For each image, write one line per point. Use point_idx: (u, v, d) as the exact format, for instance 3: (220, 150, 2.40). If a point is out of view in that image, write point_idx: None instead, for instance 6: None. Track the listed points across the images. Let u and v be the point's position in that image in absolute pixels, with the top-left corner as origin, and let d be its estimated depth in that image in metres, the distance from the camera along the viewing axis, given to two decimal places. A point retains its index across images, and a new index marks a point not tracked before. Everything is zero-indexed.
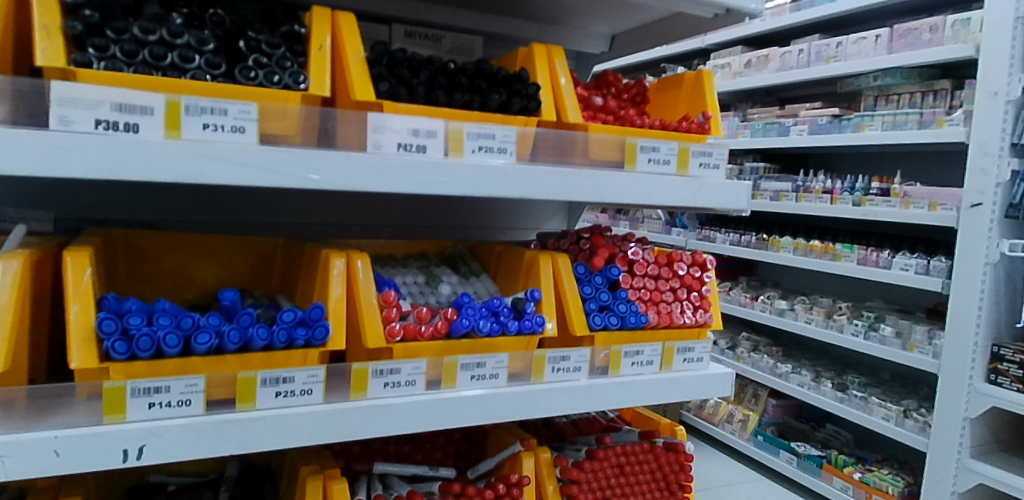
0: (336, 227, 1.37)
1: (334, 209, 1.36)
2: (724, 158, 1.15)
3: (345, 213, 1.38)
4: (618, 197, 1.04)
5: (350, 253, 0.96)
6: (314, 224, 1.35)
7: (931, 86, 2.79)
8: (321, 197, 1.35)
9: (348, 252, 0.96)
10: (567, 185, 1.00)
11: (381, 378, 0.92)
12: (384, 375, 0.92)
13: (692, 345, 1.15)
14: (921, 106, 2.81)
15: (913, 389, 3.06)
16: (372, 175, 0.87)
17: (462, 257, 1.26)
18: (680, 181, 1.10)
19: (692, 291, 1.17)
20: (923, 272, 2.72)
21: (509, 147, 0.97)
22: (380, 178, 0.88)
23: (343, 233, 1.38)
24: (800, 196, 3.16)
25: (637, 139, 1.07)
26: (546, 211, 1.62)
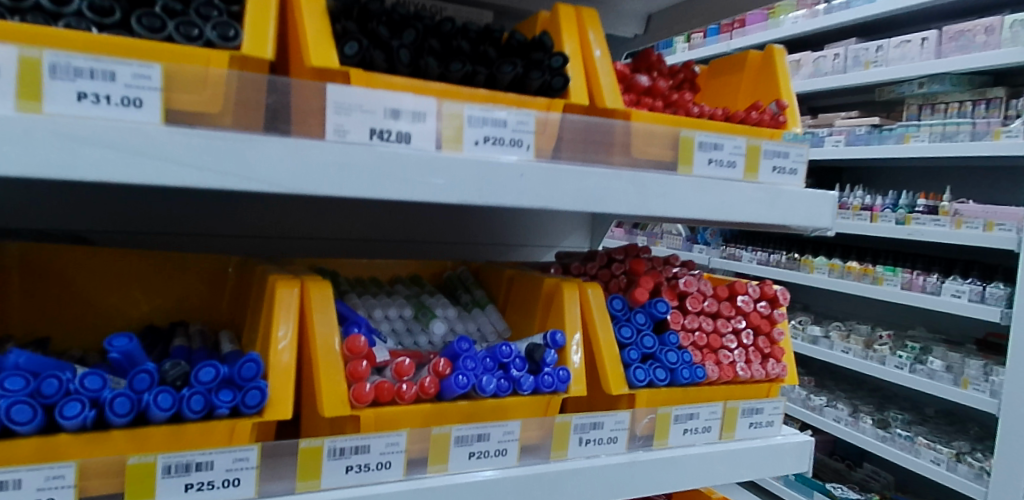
0: (309, 242, 1.12)
1: (307, 219, 1.11)
2: (802, 161, 0.89)
3: (322, 225, 1.13)
4: (670, 211, 0.77)
5: (306, 281, 0.70)
6: (282, 239, 1.10)
7: (983, 94, 2.51)
8: (292, 206, 1.09)
9: (303, 281, 0.70)
10: (604, 193, 0.74)
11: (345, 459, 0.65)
12: (349, 455, 0.65)
13: (759, 406, 0.89)
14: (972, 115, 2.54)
15: (962, 428, 2.77)
16: (331, 173, 0.61)
17: (464, 282, 0.99)
18: (750, 189, 0.83)
19: (759, 334, 0.90)
20: (978, 299, 2.45)
21: (526, 140, 0.71)
22: (344, 177, 0.61)
23: (319, 250, 1.13)
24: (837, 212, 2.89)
25: (695, 132, 0.81)
26: (566, 225, 1.36)
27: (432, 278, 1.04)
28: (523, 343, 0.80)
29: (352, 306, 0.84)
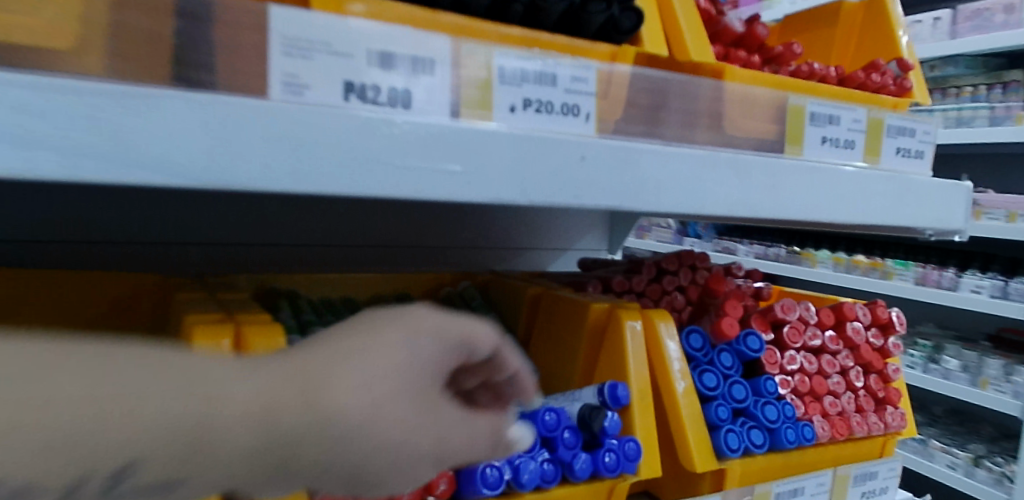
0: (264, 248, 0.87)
1: (255, 221, 0.86)
2: (929, 141, 0.66)
3: (275, 228, 0.88)
4: (780, 211, 0.53)
5: (243, 327, 0.46)
6: (228, 246, 0.85)
7: (999, 77, 2.27)
8: (233, 203, 0.84)
9: (239, 325, 0.46)
10: (696, 185, 0.49)
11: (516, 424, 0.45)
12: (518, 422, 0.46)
13: (872, 469, 0.66)
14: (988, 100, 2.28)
15: (974, 428, 2.60)
16: (265, 149, 0.35)
17: (469, 302, 0.75)
18: (876, 177, 0.60)
19: (869, 373, 0.68)
20: (999, 295, 2.26)
21: (584, 106, 0.47)
22: (294, 159, 0.36)
23: (272, 259, 0.89)
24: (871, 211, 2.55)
25: (805, 100, 0.58)
26: (579, 223, 1.12)
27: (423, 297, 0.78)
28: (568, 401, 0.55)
29: None
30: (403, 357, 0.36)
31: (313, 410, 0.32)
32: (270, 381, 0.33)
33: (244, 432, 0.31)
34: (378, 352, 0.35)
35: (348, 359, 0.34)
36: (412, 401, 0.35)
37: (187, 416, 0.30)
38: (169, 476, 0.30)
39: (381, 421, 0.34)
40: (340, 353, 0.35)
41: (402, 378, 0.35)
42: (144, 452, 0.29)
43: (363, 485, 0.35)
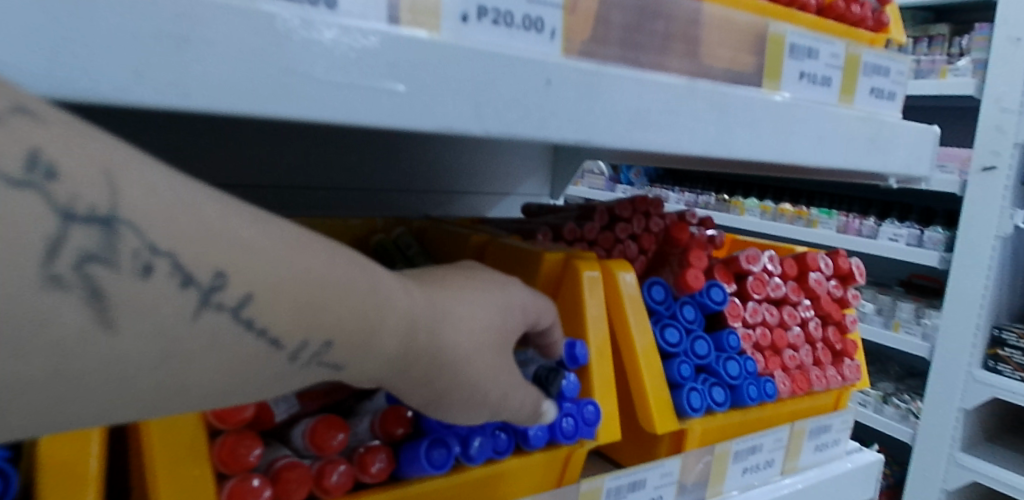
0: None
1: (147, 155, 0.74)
2: (902, 82, 0.63)
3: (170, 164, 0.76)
4: (756, 151, 0.48)
5: None
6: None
7: (925, 31, 2.29)
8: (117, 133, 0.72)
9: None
10: (670, 120, 0.43)
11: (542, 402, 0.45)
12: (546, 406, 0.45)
13: (828, 422, 0.64)
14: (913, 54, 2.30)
15: (883, 368, 2.73)
16: (133, 47, 0.26)
17: (404, 251, 0.66)
18: (851, 118, 0.56)
19: (828, 324, 0.65)
20: (915, 243, 2.34)
21: (549, 20, 0.39)
22: (176, 62, 0.27)
23: None
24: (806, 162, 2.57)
25: (785, 29, 0.52)
26: (515, 165, 1.04)
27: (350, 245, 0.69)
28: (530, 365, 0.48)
29: None
30: (501, 321, 0.41)
31: (437, 343, 0.38)
32: (415, 297, 0.37)
33: (391, 344, 0.36)
34: (486, 311, 0.41)
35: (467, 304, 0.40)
36: (504, 355, 0.41)
37: (363, 319, 0.34)
38: (332, 358, 0.34)
39: (482, 365, 0.40)
40: (454, 300, 0.40)
41: (497, 340, 0.41)
42: (328, 336, 0.33)
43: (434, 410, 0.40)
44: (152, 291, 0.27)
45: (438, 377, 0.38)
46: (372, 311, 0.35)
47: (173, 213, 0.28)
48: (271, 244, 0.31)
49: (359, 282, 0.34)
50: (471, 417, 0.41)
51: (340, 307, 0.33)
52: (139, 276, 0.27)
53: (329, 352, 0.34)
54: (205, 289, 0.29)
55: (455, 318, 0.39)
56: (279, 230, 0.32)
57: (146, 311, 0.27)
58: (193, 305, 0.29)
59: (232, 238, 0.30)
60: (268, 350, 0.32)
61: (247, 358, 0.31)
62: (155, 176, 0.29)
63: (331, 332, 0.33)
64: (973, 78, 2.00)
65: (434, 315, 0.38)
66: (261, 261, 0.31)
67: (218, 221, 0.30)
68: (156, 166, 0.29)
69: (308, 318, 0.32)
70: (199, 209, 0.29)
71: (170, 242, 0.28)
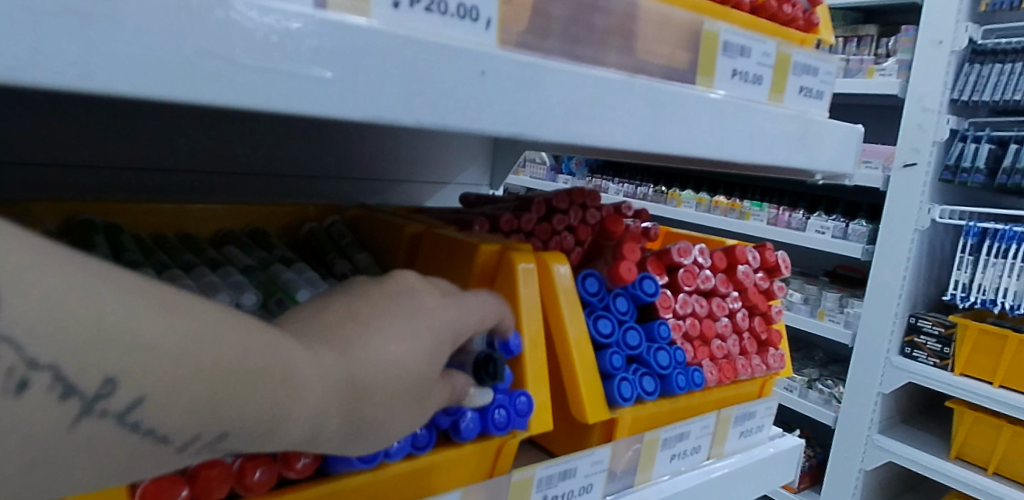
0: (73, 170, 0.72)
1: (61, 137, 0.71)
2: (829, 81, 0.65)
3: (86, 146, 0.73)
4: (688, 147, 0.49)
5: None
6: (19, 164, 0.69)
7: (854, 31, 2.39)
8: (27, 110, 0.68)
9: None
10: (607, 115, 0.43)
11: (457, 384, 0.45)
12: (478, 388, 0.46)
13: (752, 409, 0.66)
14: (843, 53, 2.40)
15: (809, 354, 2.86)
16: (30, 31, 0.25)
17: (339, 242, 0.65)
18: (780, 116, 0.57)
19: (754, 315, 0.67)
20: (840, 236, 2.44)
21: (484, 9, 0.38)
22: (76, 46, 0.25)
23: (83, 182, 0.73)
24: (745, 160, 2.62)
25: (719, 26, 0.53)
26: (453, 154, 1.03)
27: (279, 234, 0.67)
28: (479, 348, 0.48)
29: None
30: (424, 363, 0.38)
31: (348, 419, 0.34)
32: (324, 362, 0.33)
33: (299, 435, 0.32)
34: (409, 355, 0.37)
35: (390, 369, 0.36)
36: (421, 406, 0.39)
37: (272, 408, 0.30)
38: (230, 446, 0.30)
39: (396, 421, 0.37)
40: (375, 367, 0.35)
41: (417, 385, 0.38)
42: (228, 430, 0.29)
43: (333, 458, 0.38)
44: (22, 408, 0.24)
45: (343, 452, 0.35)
46: (286, 401, 0.31)
47: (60, 323, 0.24)
48: (177, 340, 0.27)
49: (270, 367, 0.30)
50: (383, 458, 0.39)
51: (247, 400, 0.29)
52: (13, 392, 0.24)
53: (224, 445, 0.30)
54: (89, 399, 0.25)
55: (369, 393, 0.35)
56: (187, 322, 0.28)
57: (16, 427, 0.24)
58: (72, 416, 0.25)
59: (131, 338, 0.26)
60: (155, 448, 0.28)
61: (131, 457, 0.28)
62: (40, 271, 0.24)
63: (238, 427, 0.30)
64: (897, 78, 2.09)
65: (351, 385, 0.34)
66: (156, 365, 0.27)
67: (116, 319, 0.26)
68: (49, 257, 0.25)
69: (215, 417, 0.29)
70: (76, 320, 0.25)
71: (53, 352, 0.24)
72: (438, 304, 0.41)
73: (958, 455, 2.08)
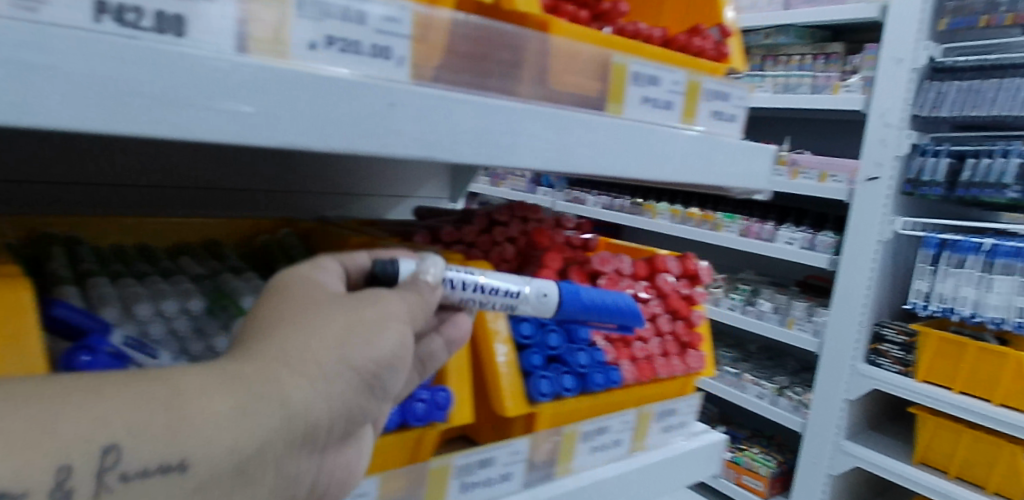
0: (37, 186, 0.77)
1: (30, 156, 0.76)
2: (740, 105, 0.71)
3: (56, 164, 0.78)
4: (596, 169, 0.54)
5: None
6: None
7: (823, 48, 2.43)
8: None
9: None
10: (513, 140, 0.48)
11: (441, 282, 0.51)
12: (444, 266, 0.52)
13: (673, 406, 0.72)
14: (811, 69, 2.43)
15: (781, 362, 2.93)
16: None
17: (289, 252, 0.69)
18: (690, 139, 0.63)
19: (677, 318, 0.73)
20: (808, 246, 2.50)
21: (397, 49, 0.44)
22: (27, 89, 0.30)
23: (50, 197, 0.78)
24: None
25: (629, 59, 0.59)
26: (414, 171, 1.09)
27: (234, 243, 0.73)
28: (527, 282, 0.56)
29: (97, 304, 0.51)
30: (287, 300, 0.44)
31: (273, 362, 0.39)
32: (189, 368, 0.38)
33: (217, 397, 0.36)
34: (268, 314, 0.43)
35: (246, 337, 0.41)
36: (336, 314, 0.43)
37: (155, 402, 0.34)
38: (144, 448, 0.33)
39: (309, 334, 0.41)
40: (249, 338, 0.41)
41: (300, 308, 0.43)
42: (114, 439, 0.32)
43: (377, 385, 0.44)
44: None
45: (317, 380, 0.40)
46: (157, 388, 0.34)
47: None
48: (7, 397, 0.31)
49: (121, 380, 0.34)
50: (380, 354, 0.44)
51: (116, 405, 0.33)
52: None
53: (130, 448, 0.33)
54: None
55: (262, 339, 0.40)
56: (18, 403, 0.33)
57: None
58: None
59: None
60: None
61: None
62: None
63: (145, 430, 0.33)
64: (861, 95, 2.17)
65: (226, 360, 0.39)
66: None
67: None
68: None
69: (91, 448, 0.32)
70: None
71: None
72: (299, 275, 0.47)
73: (920, 460, 2.15)
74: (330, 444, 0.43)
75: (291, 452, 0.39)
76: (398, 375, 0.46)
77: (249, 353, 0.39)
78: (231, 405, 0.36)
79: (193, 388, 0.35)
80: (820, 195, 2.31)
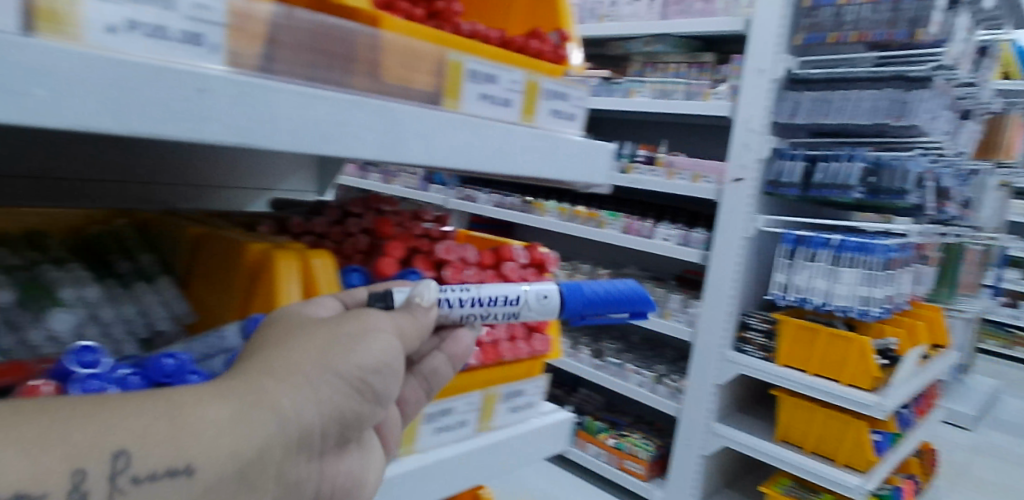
0: None
1: None
2: (579, 105, 0.75)
3: None
4: (431, 159, 0.57)
5: None
6: None
7: (696, 58, 2.60)
8: None
9: None
10: (341, 129, 0.50)
11: (436, 303, 0.60)
12: (437, 288, 0.61)
13: (520, 388, 0.76)
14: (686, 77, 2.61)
15: (660, 352, 3.09)
16: None
17: (125, 243, 0.75)
18: (529, 134, 0.67)
19: None
20: (682, 243, 2.64)
21: (210, 36, 0.45)
22: None
23: None
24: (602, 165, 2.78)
25: (465, 58, 0.62)
26: (279, 164, 1.08)
27: (64, 234, 0.75)
28: (522, 288, 0.65)
29: None
30: (284, 328, 0.51)
31: (268, 376, 0.46)
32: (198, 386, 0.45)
33: (217, 406, 0.42)
34: (266, 341, 0.50)
35: (248, 359, 0.48)
36: (325, 334, 0.51)
37: (162, 413, 0.41)
38: (156, 451, 0.39)
39: (301, 351, 0.49)
40: (249, 360, 0.48)
41: (294, 333, 0.51)
42: (124, 445, 0.38)
43: (362, 392, 0.51)
44: None
45: (307, 390, 0.47)
46: (159, 404, 0.41)
47: None
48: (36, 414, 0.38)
49: (135, 396, 0.41)
50: (363, 366, 0.51)
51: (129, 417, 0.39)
52: None
53: (142, 450, 0.39)
54: None
55: (255, 360, 0.48)
56: None
57: None
58: None
59: None
60: None
61: None
62: None
63: (150, 438, 0.39)
64: (728, 102, 2.32)
65: (228, 378, 0.46)
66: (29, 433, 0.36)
67: None
68: None
69: (104, 452, 0.37)
70: None
71: None
72: (297, 308, 0.55)
73: (782, 437, 2.33)
74: (323, 449, 0.50)
75: (288, 454, 0.45)
76: (381, 384, 0.53)
77: (244, 372, 0.46)
78: (228, 413, 0.43)
79: (194, 399, 0.42)
80: (693, 194, 2.45)
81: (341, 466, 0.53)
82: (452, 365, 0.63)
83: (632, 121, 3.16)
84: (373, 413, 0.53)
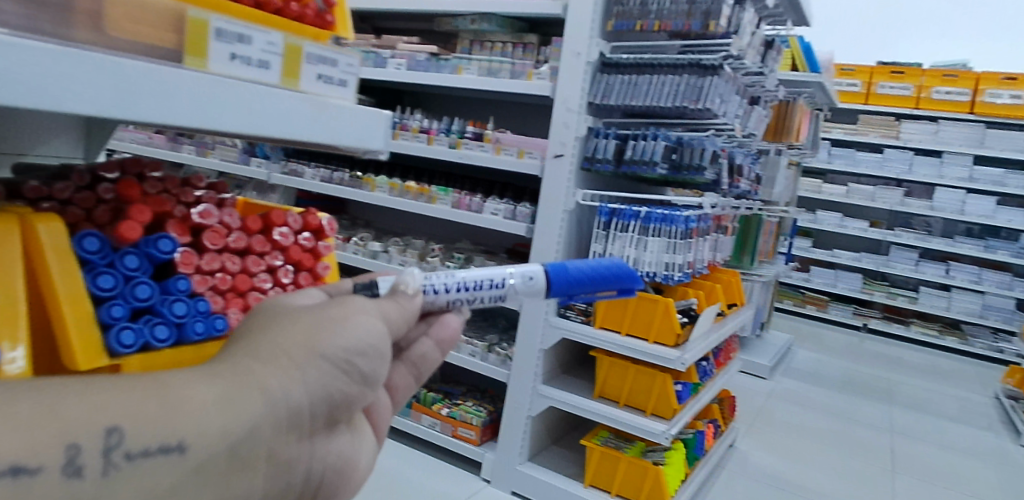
0: None
1: None
2: (351, 71, 0.77)
3: None
4: (169, 117, 0.58)
5: None
6: None
7: (520, 38, 2.70)
8: None
9: None
10: (53, 84, 0.50)
11: (419, 291, 0.65)
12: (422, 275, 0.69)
13: None
14: (510, 57, 2.69)
15: (493, 323, 3.22)
16: None
17: None
18: (290, 97, 0.68)
19: (298, 268, 0.81)
20: (510, 217, 2.74)
21: None
22: None
23: None
24: (430, 139, 2.79)
25: (210, 16, 0.63)
26: (41, 127, 1.03)
27: None
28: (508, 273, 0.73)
29: None
30: (272, 316, 0.54)
31: (252, 359, 0.49)
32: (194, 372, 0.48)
33: (203, 386, 0.45)
34: (254, 328, 0.53)
35: (236, 345, 0.51)
36: (310, 318, 0.53)
37: (152, 394, 0.43)
38: (150, 428, 0.42)
39: (286, 335, 0.51)
40: (236, 346, 0.51)
41: (279, 320, 0.53)
42: (117, 422, 0.41)
43: (349, 373, 0.53)
44: None
45: (293, 371, 0.50)
46: (148, 387, 0.44)
47: None
48: None
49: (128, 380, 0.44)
50: (349, 347, 0.53)
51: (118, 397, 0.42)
52: None
53: (134, 427, 0.41)
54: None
55: (243, 345, 0.51)
56: None
57: None
58: None
59: None
60: None
61: None
62: None
63: (141, 417, 0.42)
64: (549, 82, 2.43)
65: (218, 362, 0.48)
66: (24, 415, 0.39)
67: None
68: None
69: (95, 430, 0.40)
70: None
71: None
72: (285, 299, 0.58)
73: (600, 394, 2.52)
74: (312, 429, 0.52)
75: (276, 431, 0.48)
76: (368, 365, 0.55)
77: (231, 357, 0.49)
78: (214, 394, 0.45)
79: (181, 381, 0.45)
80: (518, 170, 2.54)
81: (330, 444, 0.56)
82: (437, 348, 0.73)
83: (462, 98, 3.21)
84: (364, 394, 0.55)
